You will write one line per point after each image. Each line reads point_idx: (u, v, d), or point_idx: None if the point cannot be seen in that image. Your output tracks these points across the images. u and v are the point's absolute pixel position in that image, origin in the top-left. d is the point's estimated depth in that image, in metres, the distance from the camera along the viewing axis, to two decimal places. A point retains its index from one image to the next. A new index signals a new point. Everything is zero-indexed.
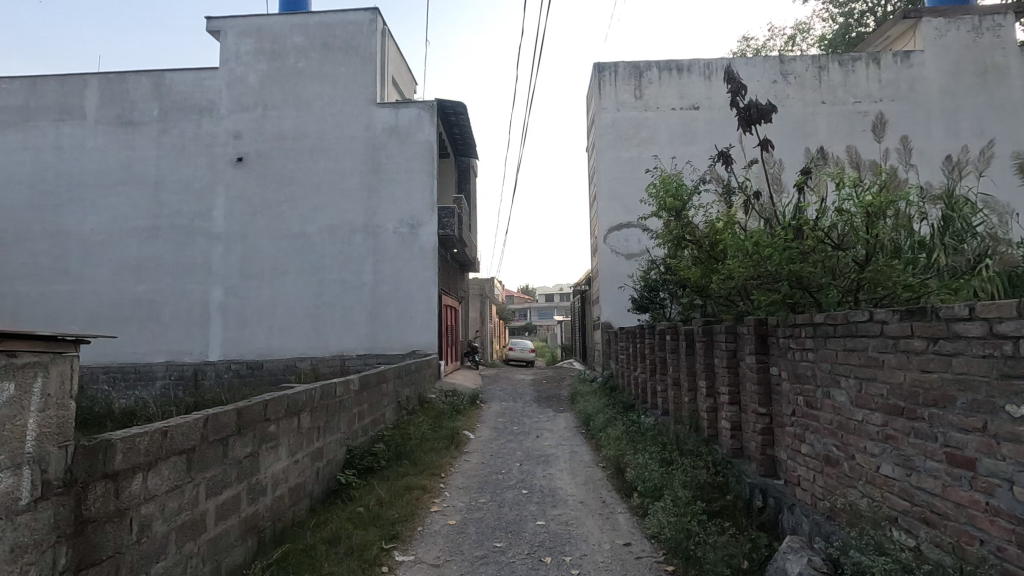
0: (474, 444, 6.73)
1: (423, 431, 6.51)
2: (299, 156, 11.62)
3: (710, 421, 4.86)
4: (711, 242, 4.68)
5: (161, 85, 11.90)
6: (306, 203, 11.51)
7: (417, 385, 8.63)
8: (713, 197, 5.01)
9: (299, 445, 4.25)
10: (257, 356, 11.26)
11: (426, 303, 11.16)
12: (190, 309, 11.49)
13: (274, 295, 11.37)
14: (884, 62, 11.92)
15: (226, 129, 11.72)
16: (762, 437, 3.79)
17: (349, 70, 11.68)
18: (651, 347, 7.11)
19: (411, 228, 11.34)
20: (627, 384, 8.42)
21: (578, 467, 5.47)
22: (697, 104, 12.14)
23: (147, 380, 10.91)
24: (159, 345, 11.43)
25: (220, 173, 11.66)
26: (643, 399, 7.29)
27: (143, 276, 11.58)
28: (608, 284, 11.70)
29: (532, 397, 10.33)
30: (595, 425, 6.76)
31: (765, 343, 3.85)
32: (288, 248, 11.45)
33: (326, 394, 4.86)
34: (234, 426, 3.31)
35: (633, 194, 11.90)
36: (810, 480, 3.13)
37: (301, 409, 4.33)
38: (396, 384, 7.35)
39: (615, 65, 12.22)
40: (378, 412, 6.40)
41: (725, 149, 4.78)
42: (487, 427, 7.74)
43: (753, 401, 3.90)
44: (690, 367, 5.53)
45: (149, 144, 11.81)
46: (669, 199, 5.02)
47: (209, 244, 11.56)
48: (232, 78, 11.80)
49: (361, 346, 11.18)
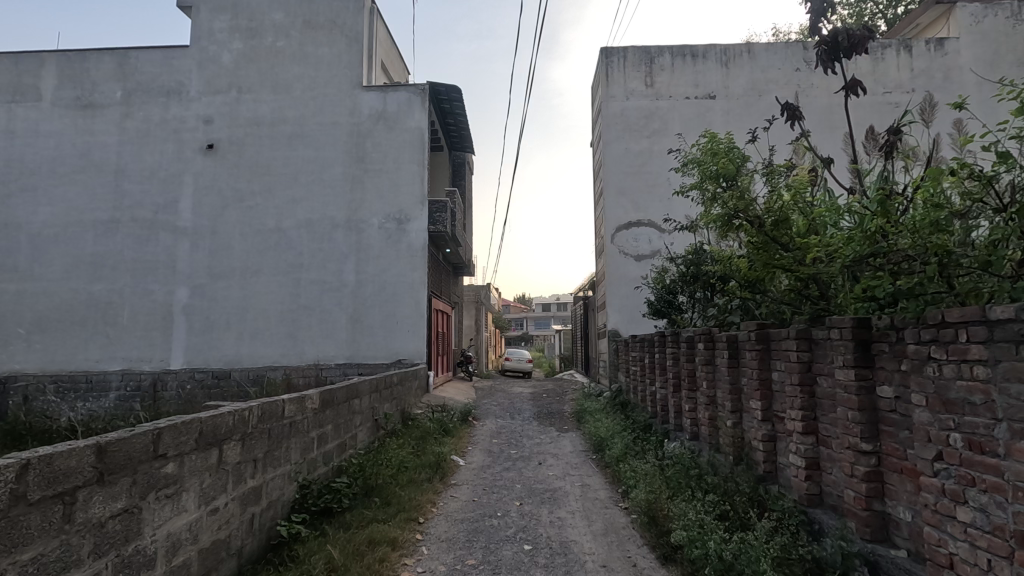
0: (462, 474, 5.55)
1: (402, 458, 5.38)
2: (276, 144, 10.52)
3: (766, 453, 3.79)
4: (774, 222, 3.56)
5: (126, 64, 10.80)
6: (283, 195, 10.40)
7: (400, 401, 7.49)
8: (775, 162, 3.92)
9: (218, 488, 3.08)
10: (224, 364, 10.08)
11: (413, 306, 10.05)
12: (151, 312, 10.30)
13: (244, 297, 10.21)
14: (916, 50, 10.99)
15: (196, 114, 10.62)
16: (866, 486, 2.70)
17: (332, 51, 10.62)
18: (673, 359, 6.03)
19: (398, 223, 10.23)
20: (641, 400, 7.28)
21: (593, 509, 4.35)
22: (713, 93, 11.15)
23: (101, 391, 9.81)
24: (116, 352, 10.23)
25: (188, 161, 10.55)
26: (663, 419, 6.19)
27: (100, 275, 10.40)
28: (616, 287, 10.64)
29: (531, 413, 9.19)
30: (611, 451, 5.60)
31: (868, 352, 2.76)
32: (262, 245, 10.31)
33: (268, 413, 3.71)
34: (88, 475, 2.17)
35: (643, 190, 10.86)
36: (979, 567, 2.02)
37: (225, 438, 3.17)
38: (372, 399, 6.20)
39: (624, 50, 11.22)
40: (347, 434, 5.26)
41: (792, 103, 3.64)
42: (480, 451, 6.57)
43: (850, 434, 2.81)
44: (733, 383, 4.44)
45: (110, 129, 10.68)
46: (719, 162, 3.86)
47: (174, 240, 10.41)
48: (205, 58, 10.72)
49: (342, 354, 10.01)
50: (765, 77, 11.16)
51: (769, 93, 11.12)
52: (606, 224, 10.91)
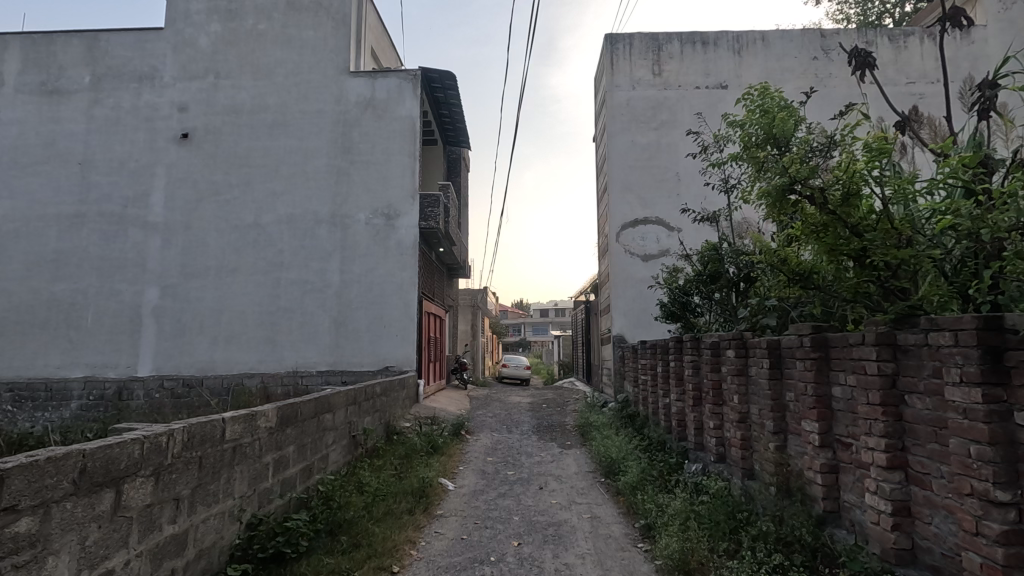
0: (451, 503, 4.73)
1: (380, 483, 4.62)
2: (255, 133, 9.76)
3: (827, 489, 3.05)
4: (842, 198, 2.83)
5: (95, 47, 10.05)
6: (263, 188, 9.63)
7: (383, 413, 6.72)
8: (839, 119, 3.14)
9: (113, 545, 2.29)
10: (196, 371, 9.26)
11: (402, 308, 9.29)
12: (117, 314, 9.48)
13: (219, 298, 9.42)
14: (940, 38, 10.33)
15: (169, 100, 9.87)
16: (1003, 553, 1.95)
17: (317, 34, 9.89)
18: (692, 368, 5.27)
19: (387, 219, 9.48)
20: (653, 414, 6.51)
21: (608, 553, 3.59)
22: (725, 82, 10.45)
23: (61, 399, 9.01)
24: (78, 357, 9.39)
25: (160, 152, 9.77)
26: (680, 436, 5.46)
27: (63, 274, 9.58)
28: (622, 289, 9.89)
29: (530, 425, 8.40)
30: (624, 475, 4.83)
31: (1000, 364, 2.01)
32: (239, 242, 9.52)
33: (201, 435, 2.92)
34: None
35: (652, 185, 10.14)
36: None
37: (127, 475, 2.38)
38: (349, 413, 5.41)
39: (630, 37, 10.51)
40: (315, 456, 4.48)
41: (864, 52, 2.90)
42: (472, 472, 5.78)
43: (975, 477, 2.05)
44: (775, 398, 3.68)
45: (77, 117, 9.91)
46: (773, 118, 3.06)
47: (143, 236, 9.61)
48: (180, 41, 9.98)
49: (324, 361, 9.21)
50: (780, 66, 10.47)
51: (786, 82, 10.41)
52: (610, 221, 10.16)
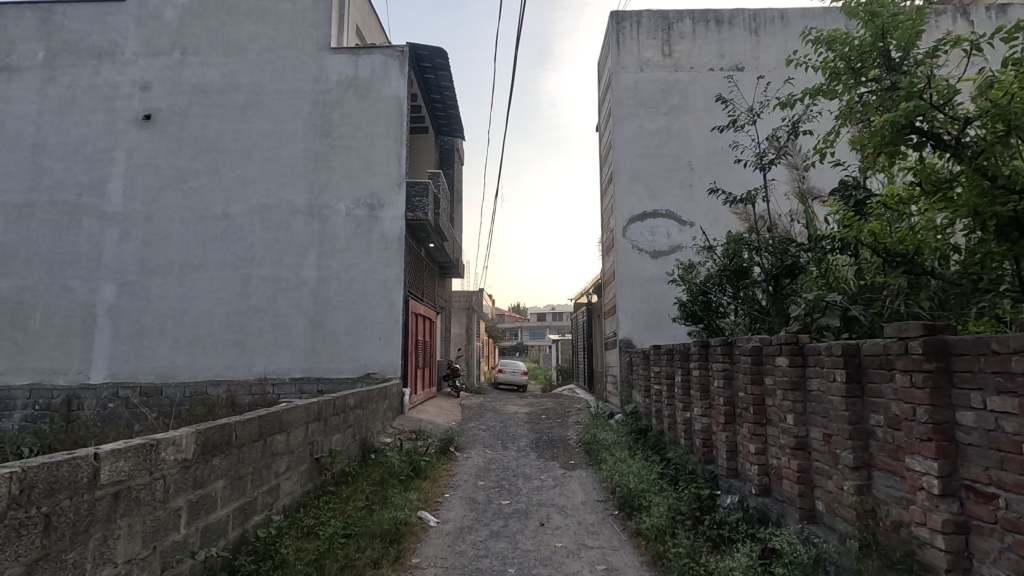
0: (430, 549, 3.77)
1: (341, 525, 3.65)
2: (224, 114, 8.83)
3: (952, 558, 2.14)
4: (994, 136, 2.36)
5: (49, 20, 9.11)
6: (233, 175, 8.70)
7: (358, 428, 5.78)
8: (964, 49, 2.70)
9: None
10: (156, 378, 8.30)
11: (386, 308, 8.37)
12: (69, 314, 8.52)
13: (183, 296, 8.47)
14: (976, 17, 9.50)
15: (131, 78, 8.95)
16: None
17: (295, 7, 9.00)
18: (721, 377, 4.33)
19: (370, 210, 8.56)
20: (671, 429, 5.61)
21: None
22: (740, 64, 9.61)
23: (4, 411, 8.25)
24: (23, 362, 8.41)
25: (119, 134, 8.84)
26: (708, 459, 4.56)
27: (8, 270, 8.62)
28: (627, 289, 8.99)
29: (529, 441, 7.45)
30: (645, 516, 3.90)
31: None
32: (206, 234, 8.58)
33: (46, 483, 1.99)
34: None
35: (661, 175, 9.25)
36: None
37: None
38: (311, 431, 4.47)
39: (638, 15, 9.62)
40: (258, 490, 3.52)
41: None
42: (459, 502, 4.82)
43: None
44: (853, 420, 2.76)
45: (29, 96, 8.98)
46: (890, 38, 2.68)
47: (99, 227, 8.66)
48: (144, 14, 9.06)
49: (298, 368, 8.28)
50: None
51: None
52: (616, 215, 9.26)
